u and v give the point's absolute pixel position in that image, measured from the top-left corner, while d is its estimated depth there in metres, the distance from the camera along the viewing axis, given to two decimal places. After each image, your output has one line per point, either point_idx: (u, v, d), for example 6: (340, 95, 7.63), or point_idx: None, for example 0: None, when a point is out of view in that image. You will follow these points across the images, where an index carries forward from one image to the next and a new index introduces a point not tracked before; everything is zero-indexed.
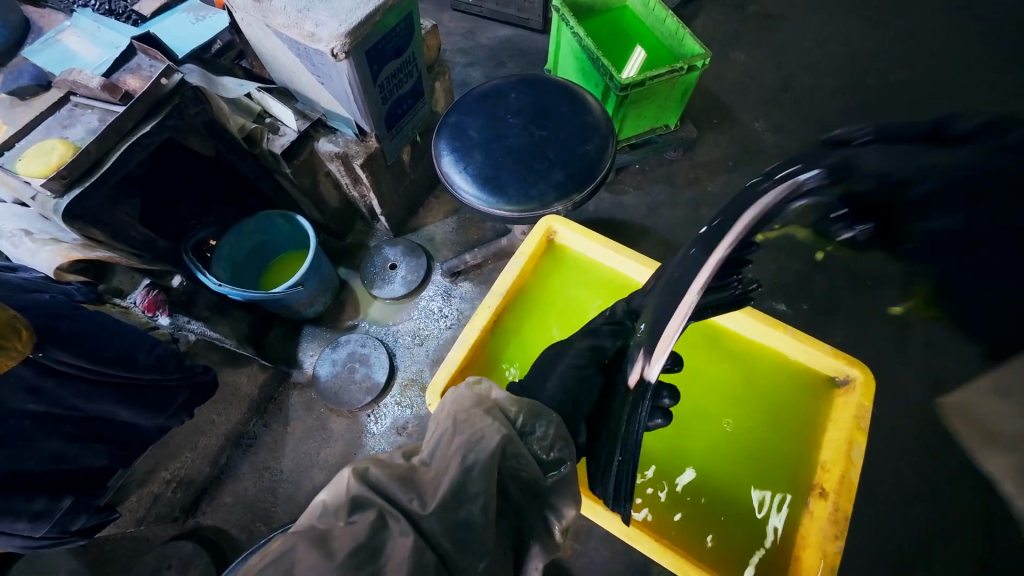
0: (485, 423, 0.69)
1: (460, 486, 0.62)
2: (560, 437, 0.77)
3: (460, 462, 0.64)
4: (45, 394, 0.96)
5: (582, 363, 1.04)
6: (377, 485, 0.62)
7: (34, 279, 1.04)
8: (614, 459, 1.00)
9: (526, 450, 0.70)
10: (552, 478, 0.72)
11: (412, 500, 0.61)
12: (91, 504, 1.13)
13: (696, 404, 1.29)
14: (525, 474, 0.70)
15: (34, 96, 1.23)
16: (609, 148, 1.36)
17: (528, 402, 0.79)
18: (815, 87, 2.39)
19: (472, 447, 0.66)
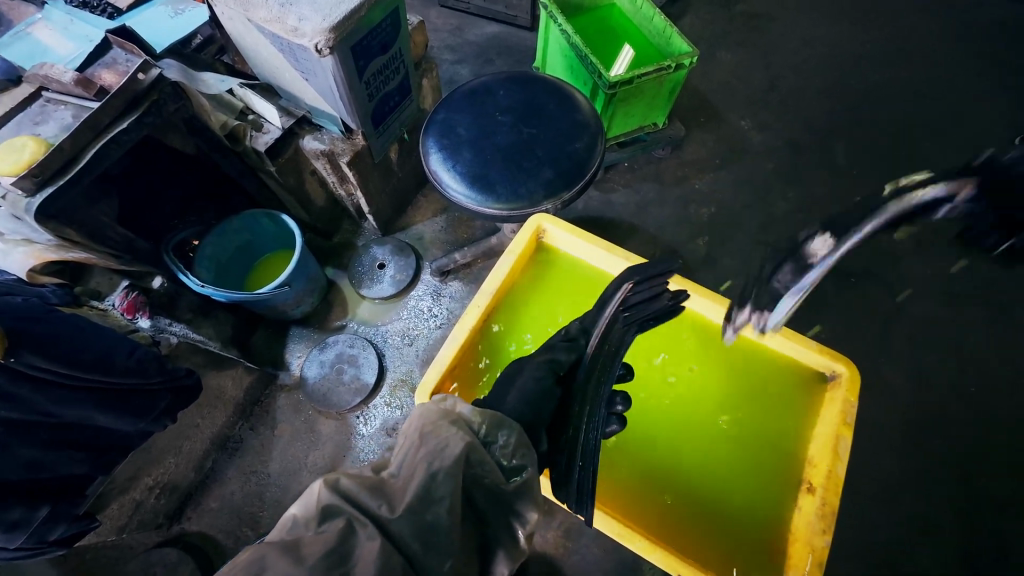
0: (450, 432, 0.67)
1: (426, 490, 0.61)
2: (522, 444, 0.74)
3: (425, 469, 0.63)
4: (19, 401, 0.92)
5: (541, 375, 1.01)
6: (348, 495, 0.61)
7: (5, 282, 1.00)
8: (575, 464, 1.02)
9: (490, 457, 0.68)
10: (514, 483, 0.69)
11: (381, 507, 0.61)
12: (69, 512, 1.09)
13: (683, 400, 1.30)
14: (488, 480, 0.68)
15: (3, 91, 1.18)
16: (598, 146, 1.36)
17: (490, 412, 0.77)
18: (801, 87, 2.42)
19: (436, 455, 0.64)
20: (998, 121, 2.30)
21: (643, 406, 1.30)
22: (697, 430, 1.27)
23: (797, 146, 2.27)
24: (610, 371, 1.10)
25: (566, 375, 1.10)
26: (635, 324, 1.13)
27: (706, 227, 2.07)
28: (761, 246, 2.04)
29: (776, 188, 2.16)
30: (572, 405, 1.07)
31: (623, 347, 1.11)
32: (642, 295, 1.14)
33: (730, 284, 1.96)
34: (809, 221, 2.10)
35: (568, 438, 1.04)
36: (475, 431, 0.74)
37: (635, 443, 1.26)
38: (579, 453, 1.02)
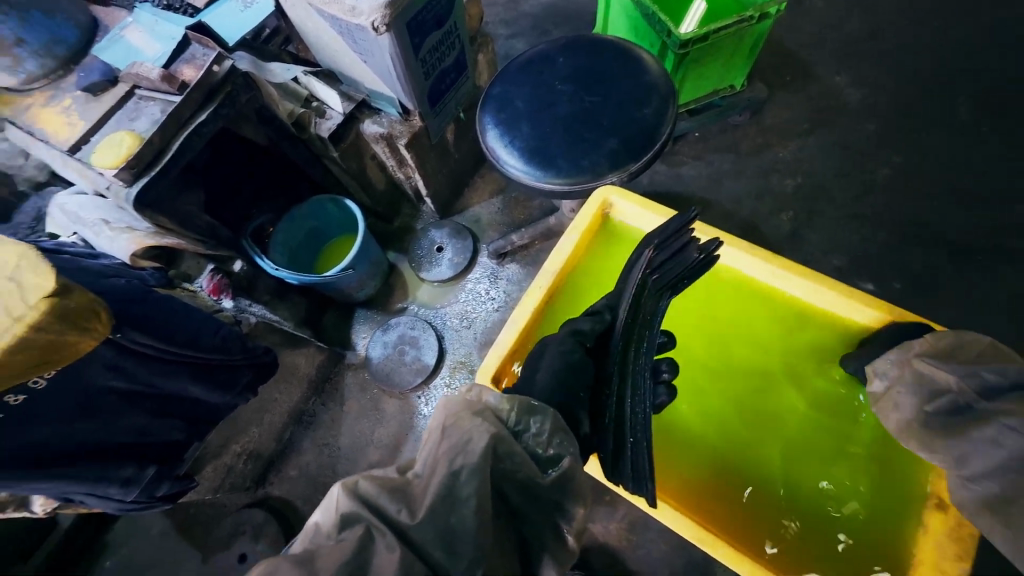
0: (469, 424, 0.64)
1: (449, 489, 0.58)
2: (556, 430, 0.71)
3: (446, 467, 0.59)
4: (125, 372, 1.02)
5: (567, 349, 0.95)
6: (369, 500, 0.59)
7: (112, 265, 1.11)
8: (625, 440, 0.90)
9: (521, 449, 0.64)
10: (551, 476, 0.65)
11: (400, 512, 0.58)
12: (171, 473, 1.20)
13: (758, 387, 1.20)
14: (521, 474, 0.64)
15: (103, 91, 1.28)
16: (669, 110, 1.23)
17: (520, 398, 0.72)
18: (911, 33, 2.06)
19: (460, 450, 0.61)
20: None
21: (710, 394, 1.21)
22: (776, 422, 1.16)
23: (906, 101, 1.94)
24: (648, 339, 0.99)
25: (594, 346, 1.03)
26: (666, 287, 1.02)
27: (792, 201, 1.84)
28: (859, 220, 1.78)
29: (879, 152, 1.87)
30: (605, 386, 0.97)
31: (659, 315, 1.00)
32: (671, 252, 1.01)
33: (820, 264, 1.74)
34: (921, 189, 1.79)
35: (611, 415, 0.92)
36: (504, 420, 0.70)
37: (705, 435, 1.18)
38: (627, 428, 0.90)
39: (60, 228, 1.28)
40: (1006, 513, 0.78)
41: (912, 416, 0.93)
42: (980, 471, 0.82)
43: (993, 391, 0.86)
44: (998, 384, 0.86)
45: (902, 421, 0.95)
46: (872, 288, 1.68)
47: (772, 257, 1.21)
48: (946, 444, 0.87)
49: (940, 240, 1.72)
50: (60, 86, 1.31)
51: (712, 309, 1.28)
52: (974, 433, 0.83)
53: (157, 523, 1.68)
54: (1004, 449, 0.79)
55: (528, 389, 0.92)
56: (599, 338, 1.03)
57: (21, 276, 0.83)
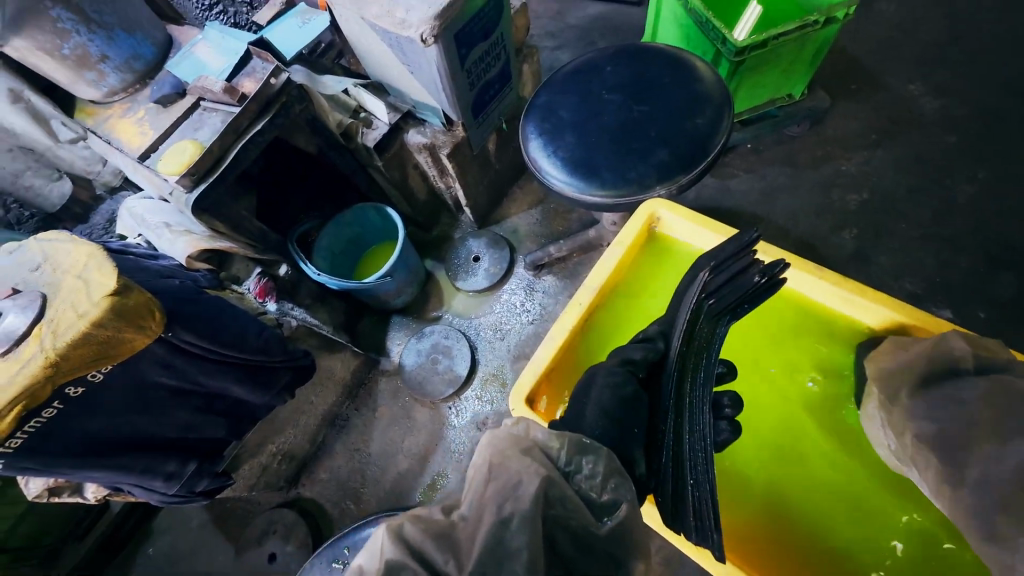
0: (516, 463, 0.61)
1: (498, 538, 0.54)
2: (611, 472, 0.68)
3: (495, 513, 0.56)
4: (176, 369, 1.06)
5: (618, 380, 0.89)
6: (413, 544, 0.55)
7: (169, 266, 1.17)
8: (686, 483, 0.83)
9: (573, 494, 0.61)
10: (608, 525, 0.61)
11: (447, 562, 0.53)
12: (211, 469, 1.25)
13: (827, 428, 1.08)
14: (575, 522, 0.60)
15: (172, 103, 1.38)
16: (724, 121, 1.17)
17: (570, 435, 0.69)
18: (999, 37, 1.88)
19: (508, 494, 0.58)
20: None
21: (775, 432, 1.10)
22: (851, 470, 1.04)
23: (994, 111, 1.75)
24: (705, 368, 0.94)
25: (647, 375, 0.97)
26: (724, 311, 0.96)
27: (858, 218, 1.69)
28: (936, 240, 1.61)
29: (959, 166, 1.69)
30: (660, 417, 0.89)
31: (716, 342, 0.96)
32: (727, 276, 0.95)
33: (889, 288, 1.58)
34: (1012, 207, 1.60)
35: (669, 452, 0.85)
36: (555, 458, 0.66)
37: (771, 481, 1.07)
38: (687, 468, 0.84)
39: (128, 230, 1.37)
40: (944, 456, 0.78)
41: (902, 368, 0.91)
42: (932, 419, 0.81)
43: (986, 369, 0.83)
44: (995, 362, 0.83)
45: (887, 367, 0.94)
46: (951, 316, 1.51)
47: (842, 280, 1.10)
48: (916, 390, 0.86)
49: None
50: (137, 98, 1.42)
51: (772, 340, 1.18)
52: (947, 385, 0.83)
53: (197, 515, 1.75)
54: (969, 403, 0.78)
55: (574, 423, 0.85)
56: (653, 367, 0.97)
57: (88, 275, 0.89)
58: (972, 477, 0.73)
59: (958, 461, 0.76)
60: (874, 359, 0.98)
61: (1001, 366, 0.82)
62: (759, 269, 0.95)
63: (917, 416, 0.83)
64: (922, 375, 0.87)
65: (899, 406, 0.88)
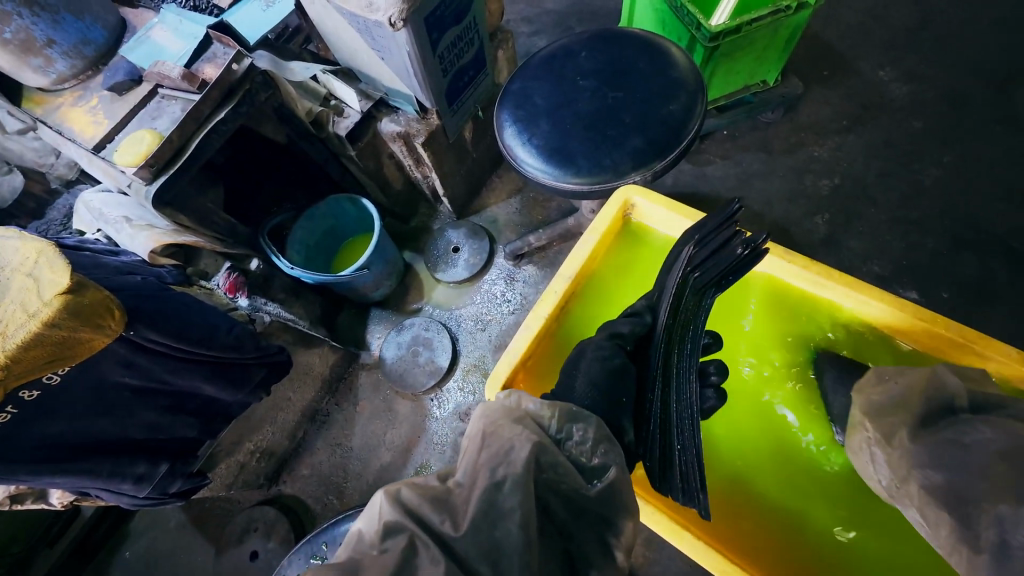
0: (509, 430, 0.62)
1: (491, 501, 0.54)
2: (600, 439, 0.68)
3: (488, 477, 0.56)
4: (138, 368, 1.02)
5: (606, 354, 0.90)
6: (411, 509, 0.55)
7: (130, 263, 1.12)
8: (673, 448, 0.86)
9: (564, 458, 0.61)
10: (597, 488, 0.61)
11: (444, 523, 0.54)
12: (184, 470, 1.22)
13: (802, 399, 1.13)
14: (566, 485, 0.60)
15: (128, 91, 1.31)
16: (698, 107, 1.17)
17: (560, 405, 0.70)
18: (965, 23, 1.92)
19: (501, 459, 0.58)
20: None
21: (752, 409, 1.14)
22: (823, 441, 1.09)
23: (959, 97, 1.80)
24: (691, 339, 0.95)
25: (636, 349, 0.99)
26: (708, 284, 0.97)
27: (830, 203, 1.73)
28: (903, 223, 1.66)
29: (926, 150, 1.74)
30: (648, 390, 0.92)
31: (702, 313, 0.96)
32: (711, 250, 0.97)
33: (859, 270, 1.63)
34: (974, 190, 1.66)
35: (656, 420, 0.88)
36: (545, 427, 0.68)
37: (749, 457, 1.09)
38: (675, 435, 0.87)
39: (86, 225, 1.31)
40: (955, 508, 0.69)
41: (897, 404, 0.86)
42: (938, 462, 0.73)
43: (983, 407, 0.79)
44: (989, 402, 0.79)
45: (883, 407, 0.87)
46: (916, 297, 1.56)
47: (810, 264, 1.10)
48: (916, 432, 0.79)
49: (994, 245, 1.58)
50: (90, 86, 1.35)
51: (751, 317, 1.19)
52: (952, 427, 0.76)
53: (175, 516, 1.71)
54: (976, 449, 0.71)
55: (567, 398, 0.86)
56: (641, 342, 0.99)
57: (38, 273, 0.84)
58: (989, 539, 0.64)
59: (971, 518, 0.67)
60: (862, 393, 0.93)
61: (999, 406, 0.78)
62: (742, 240, 0.95)
63: (921, 462, 0.75)
64: (919, 414, 0.81)
65: (899, 449, 0.80)
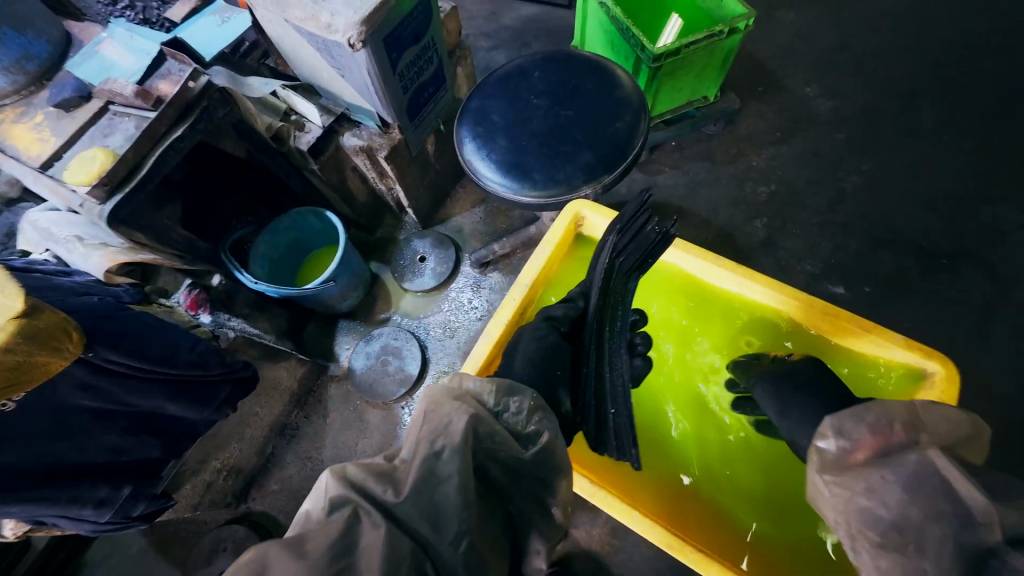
0: (447, 406, 0.66)
1: (431, 469, 0.59)
2: (536, 409, 0.73)
3: (428, 448, 0.61)
4: (99, 391, 1.01)
5: (541, 334, 1.02)
6: (356, 484, 0.59)
7: (84, 283, 1.10)
8: (607, 413, 0.96)
9: (501, 428, 0.66)
10: (532, 451, 0.67)
11: (386, 491, 0.58)
12: (148, 492, 1.20)
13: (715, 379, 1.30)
14: (504, 453, 0.65)
15: (77, 107, 1.28)
16: (642, 125, 1.28)
17: (499, 380, 0.75)
18: (877, 45, 2.15)
19: (441, 432, 0.63)
20: (937, 147, 1.92)
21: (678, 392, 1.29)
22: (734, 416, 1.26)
23: (873, 112, 2.01)
24: (621, 318, 1.05)
25: (571, 331, 1.10)
26: (632, 268, 1.09)
27: (767, 208, 1.89)
28: (830, 226, 1.84)
29: (848, 160, 1.94)
30: (583, 362, 1.04)
31: (629, 294, 1.07)
32: (631, 235, 1.08)
33: (794, 269, 1.79)
34: (889, 196, 1.86)
35: (591, 389, 0.99)
36: (485, 402, 0.73)
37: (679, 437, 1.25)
38: (607, 401, 0.96)
39: (32, 244, 1.27)
40: None
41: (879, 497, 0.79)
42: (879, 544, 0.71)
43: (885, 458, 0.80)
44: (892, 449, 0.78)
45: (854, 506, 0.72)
46: (843, 291, 1.74)
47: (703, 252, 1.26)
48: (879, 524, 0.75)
49: (908, 244, 1.78)
50: (33, 101, 1.30)
51: (677, 308, 1.34)
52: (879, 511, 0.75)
53: (136, 541, 1.66)
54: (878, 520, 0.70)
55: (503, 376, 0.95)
56: (576, 324, 1.11)
57: None
58: None
59: None
60: (823, 463, 0.79)
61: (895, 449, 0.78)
62: (655, 226, 1.09)
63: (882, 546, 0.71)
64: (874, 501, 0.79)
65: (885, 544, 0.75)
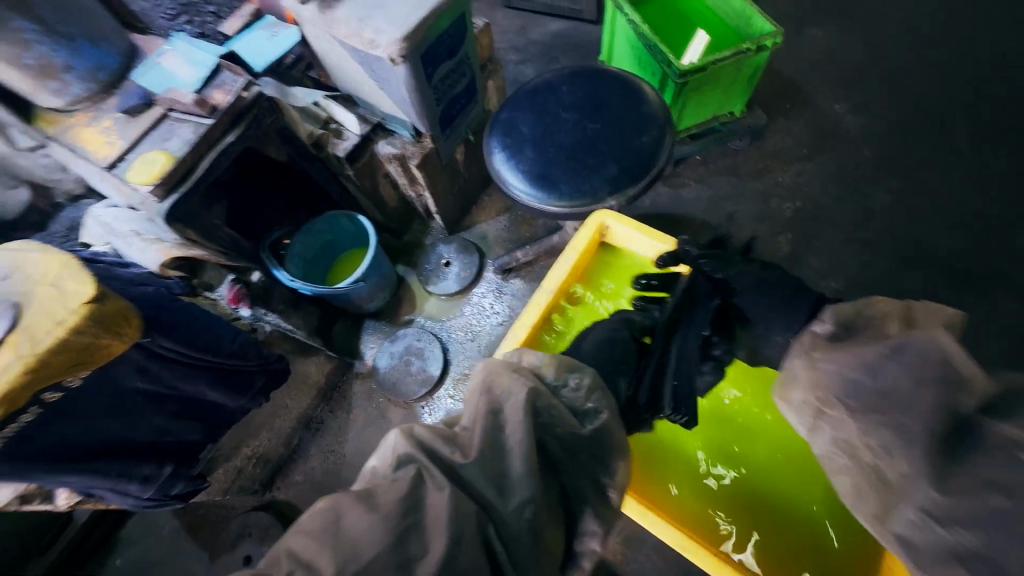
0: (506, 381, 0.70)
1: (493, 440, 0.64)
2: (593, 388, 0.79)
3: (491, 419, 0.65)
4: (151, 374, 1.09)
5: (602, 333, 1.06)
6: (423, 444, 0.64)
7: (140, 274, 1.18)
8: (666, 384, 1.04)
9: (558, 404, 0.71)
10: (590, 427, 0.73)
11: (453, 454, 0.63)
12: (186, 473, 1.28)
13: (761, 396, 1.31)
14: (561, 428, 0.69)
15: (140, 113, 1.39)
16: (666, 139, 1.31)
17: (560, 357, 0.80)
18: (910, 62, 2.13)
19: (503, 405, 0.67)
20: (972, 167, 1.89)
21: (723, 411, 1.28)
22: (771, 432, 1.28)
23: (904, 129, 1.99)
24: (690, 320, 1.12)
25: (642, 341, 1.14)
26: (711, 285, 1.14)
27: (791, 223, 1.89)
28: (857, 244, 1.82)
29: (877, 178, 1.92)
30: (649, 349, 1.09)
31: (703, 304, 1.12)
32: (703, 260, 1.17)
33: (818, 286, 1.78)
34: (919, 214, 1.83)
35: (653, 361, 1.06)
36: (544, 376, 0.78)
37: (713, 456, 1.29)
38: (669, 376, 1.05)
39: (95, 238, 1.38)
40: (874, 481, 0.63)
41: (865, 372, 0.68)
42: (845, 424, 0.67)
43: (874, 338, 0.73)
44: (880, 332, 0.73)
45: (840, 379, 0.69)
46: None
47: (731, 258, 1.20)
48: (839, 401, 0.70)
49: (938, 264, 1.75)
50: (101, 107, 1.43)
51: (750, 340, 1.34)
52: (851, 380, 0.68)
53: (168, 522, 1.75)
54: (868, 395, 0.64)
55: None
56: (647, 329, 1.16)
57: (65, 283, 0.92)
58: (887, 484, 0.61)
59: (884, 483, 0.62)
60: (821, 346, 0.75)
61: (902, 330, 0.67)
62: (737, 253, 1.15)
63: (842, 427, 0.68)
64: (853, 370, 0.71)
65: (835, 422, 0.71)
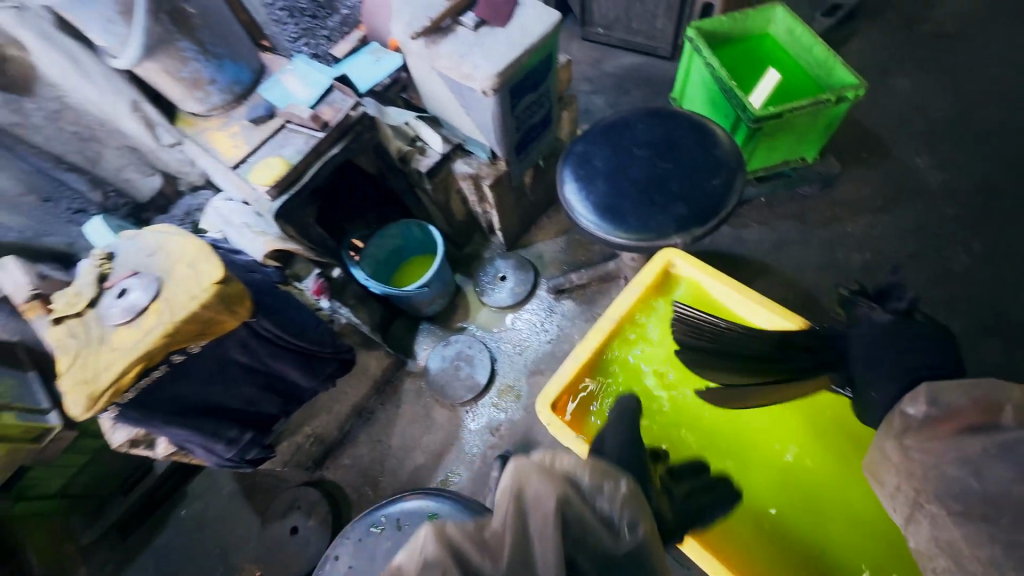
0: (548, 508, 0.56)
1: (523, 558, 0.54)
2: (633, 498, 0.66)
3: (526, 530, 0.56)
4: (251, 349, 1.26)
5: None
6: (453, 545, 0.55)
7: (248, 262, 1.34)
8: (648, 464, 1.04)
9: (593, 518, 0.59)
10: (626, 546, 0.61)
11: (480, 560, 0.54)
12: (261, 441, 1.44)
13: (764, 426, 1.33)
14: (593, 544, 0.59)
15: (263, 122, 1.61)
16: (737, 183, 1.36)
17: (598, 465, 0.66)
18: (1005, 121, 2.04)
19: (541, 516, 0.56)
20: None
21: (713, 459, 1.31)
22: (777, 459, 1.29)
23: (992, 190, 1.90)
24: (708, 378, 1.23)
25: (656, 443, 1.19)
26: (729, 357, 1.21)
27: (859, 276, 1.85)
28: (931, 305, 1.74)
29: (958, 237, 1.84)
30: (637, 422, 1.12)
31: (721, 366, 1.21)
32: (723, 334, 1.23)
33: None
34: (1002, 282, 1.74)
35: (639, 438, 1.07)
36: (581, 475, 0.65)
37: (784, 508, 1.24)
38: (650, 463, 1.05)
39: (211, 225, 1.57)
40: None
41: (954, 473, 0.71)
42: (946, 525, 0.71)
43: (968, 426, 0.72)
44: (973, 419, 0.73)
45: (933, 466, 0.73)
46: None
47: (783, 311, 1.25)
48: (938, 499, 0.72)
49: (1018, 335, 1.67)
50: (232, 114, 1.66)
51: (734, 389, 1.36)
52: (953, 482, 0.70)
53: (229, 484, 1.93)
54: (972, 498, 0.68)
55: None
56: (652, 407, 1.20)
57: (200, 263, 1.10)
58: None
59: None
60: (909, 433, 0.78)
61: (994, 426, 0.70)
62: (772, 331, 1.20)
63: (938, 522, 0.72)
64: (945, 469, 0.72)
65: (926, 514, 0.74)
